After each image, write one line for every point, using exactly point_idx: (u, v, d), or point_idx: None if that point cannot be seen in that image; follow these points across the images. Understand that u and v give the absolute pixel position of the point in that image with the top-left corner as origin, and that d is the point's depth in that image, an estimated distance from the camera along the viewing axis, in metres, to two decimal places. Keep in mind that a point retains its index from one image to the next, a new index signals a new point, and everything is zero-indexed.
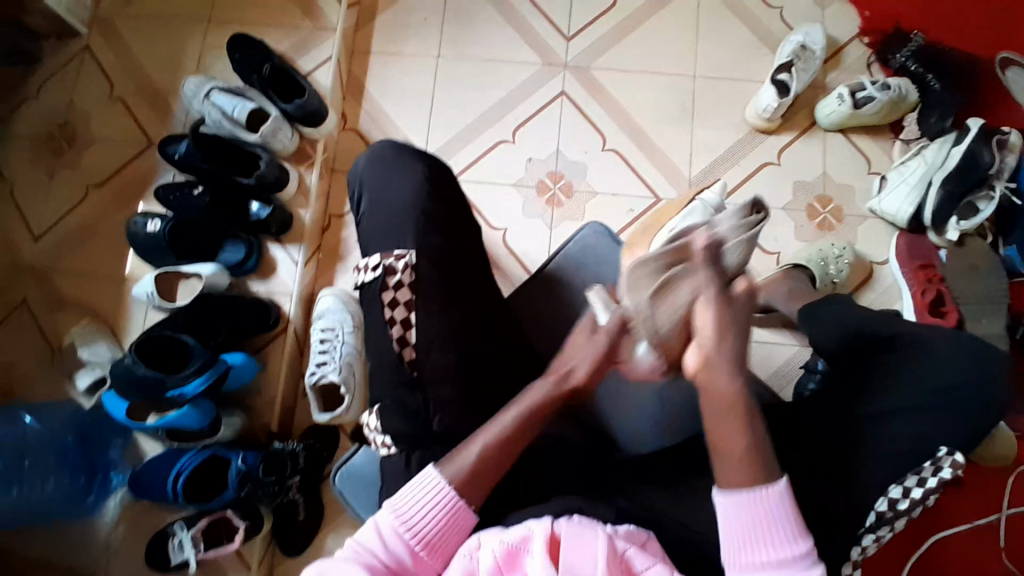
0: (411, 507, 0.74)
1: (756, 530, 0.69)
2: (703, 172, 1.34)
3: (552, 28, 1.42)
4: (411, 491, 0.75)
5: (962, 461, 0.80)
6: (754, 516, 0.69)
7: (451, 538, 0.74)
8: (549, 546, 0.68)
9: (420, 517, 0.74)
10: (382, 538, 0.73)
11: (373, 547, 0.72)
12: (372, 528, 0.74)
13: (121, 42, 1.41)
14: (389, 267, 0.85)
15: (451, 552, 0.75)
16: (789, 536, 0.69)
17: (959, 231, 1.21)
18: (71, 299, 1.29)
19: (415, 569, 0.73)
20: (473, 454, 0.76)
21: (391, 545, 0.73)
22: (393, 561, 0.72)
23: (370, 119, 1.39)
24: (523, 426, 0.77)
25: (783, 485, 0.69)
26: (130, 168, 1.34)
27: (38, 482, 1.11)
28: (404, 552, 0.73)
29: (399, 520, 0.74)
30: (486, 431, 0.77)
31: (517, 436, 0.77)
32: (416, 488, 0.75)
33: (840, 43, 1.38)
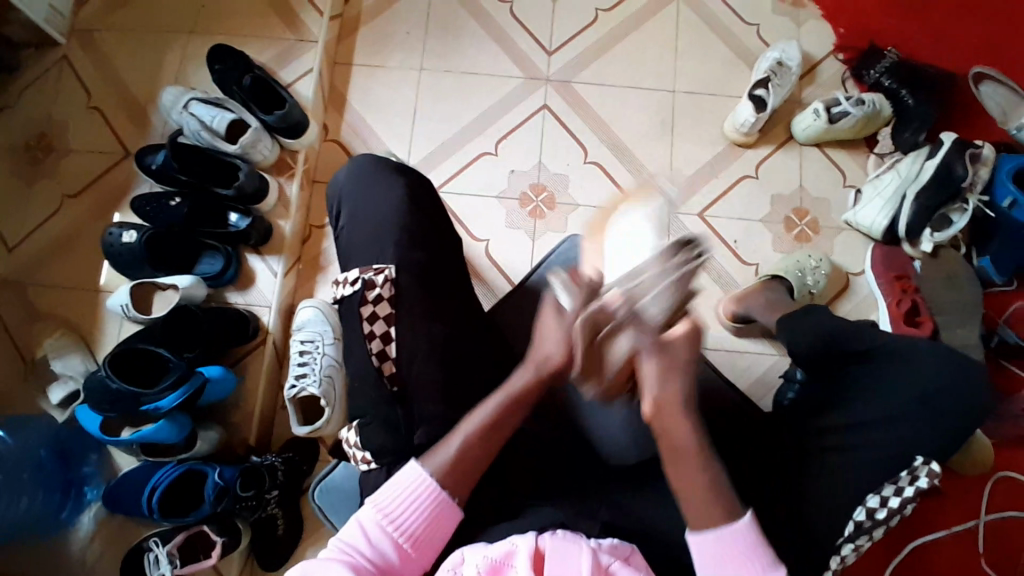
0: (395, 502, 0.73)
1: (732, 563, 0.69)
2: (683, 185, 1.36)
3: (534, 42, 1.43)
4: (394, 485, 0.74)
5: (938, 470, 0.81)
6: (729, 553, 0.69)
7: (436, 531, 0.74)
8: (533, 561, 0.68)
9: (405, 510, 0.73)
10: (367, 534, 0.72)
11: (357, 544, 0.72)
12: (356, 526, 0.73)
13: (99, 52, 1.40)
14: (368, 282, 0.84)
15: (436, 546, 0.74)
16: (765, 564, 0.69)
17: (933, 242, 1.24)
18: (45, 311, 1.26)
19: (401, 565, 0.72)
20: (451, 451, 0.75)
21: (377, 542, 0.72)
22: (378, 557, 0.71)
23: (352, 130, 1.39)
24: (501, 421, 0.76)
25: (749, 517, 0.70)
26: (107, 178, 1.33)
27: (14, 499, 1.08)
28: (390, 548, 0.72)
29: (383, 515, 0.73)
30: (465, 427, 0.76)
31: (496, 430, 0.76)
32: (399, 481, 0.74)
33: (815, 59, 1.41)
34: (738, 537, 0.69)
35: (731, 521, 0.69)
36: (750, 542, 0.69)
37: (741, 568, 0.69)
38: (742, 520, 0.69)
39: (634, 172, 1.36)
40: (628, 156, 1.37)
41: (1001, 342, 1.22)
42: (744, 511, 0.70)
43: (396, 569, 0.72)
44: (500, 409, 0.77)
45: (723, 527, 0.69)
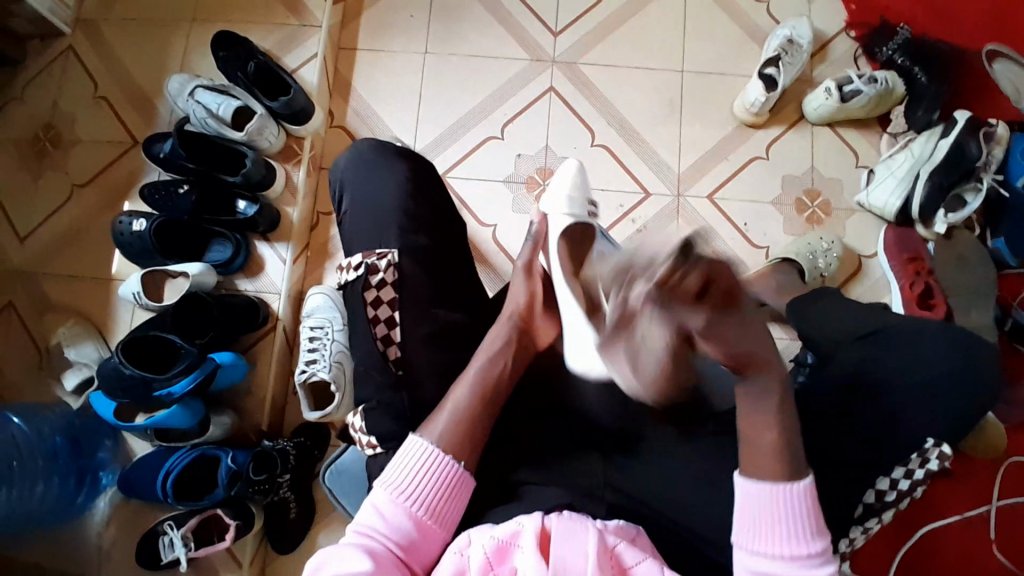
0: (406, 479, 0.74)
1: (779, 523, 0.70)
2: (692, 167, 1.34)
3: (539, 23, 1.41)
4: (404, 461, 0.75)
5: (948, 453, 0.83)
6: (778, 514, 0.70)
7: (451, 502, 0.74)
8: (539, 540, 0.68)
9: (417, 484, 0.73)
10: (383, 514, 0.72)
11: (374, 524, 0.72)
12: (371, 508, 0.73)
13: (105, 41, 1.40)
14: (372, 267, 0.85)
15: (455, 515, 0.74)
16: (810, 531, 0.70)
17: (947, 223, 1.22)
18: (58, 301, 1.28)
19: (423, 539, 0.72)
20: (446, 415, 0.77)
21: (394, 519, 0.72)
22: (398, 534, 0.71)
23: (357, 116, 1.39)
24: (495, 381, 0.80)
25: (808, 483, 0.71)
26: (114, 167, 1.33)
27: (28, 486, 1.10)
28: (407, 522, 0.72)
29: (396, 492, 0.73)
30: (456, 390, 0.78)
31: (489, 387, 0.79)
32: (408, 456, 0.75)
33: (827, 37, 1.38)
34: (790, 498, 0.70)
35: (790, 483, 0.70)
36: (805, 503, 0.70)
37: (785, 529, 0.70)
38: (800, 483, 0.70)
39: (641, 155, 1.35)
40: (635, 139, 1.36)
41: (1015, 324, 1.20)
42: (806, 476, 0.70)
43: (416, 544, 0.72)
44: (487, 367, 0.81)
45: (773, 484, 0.70)
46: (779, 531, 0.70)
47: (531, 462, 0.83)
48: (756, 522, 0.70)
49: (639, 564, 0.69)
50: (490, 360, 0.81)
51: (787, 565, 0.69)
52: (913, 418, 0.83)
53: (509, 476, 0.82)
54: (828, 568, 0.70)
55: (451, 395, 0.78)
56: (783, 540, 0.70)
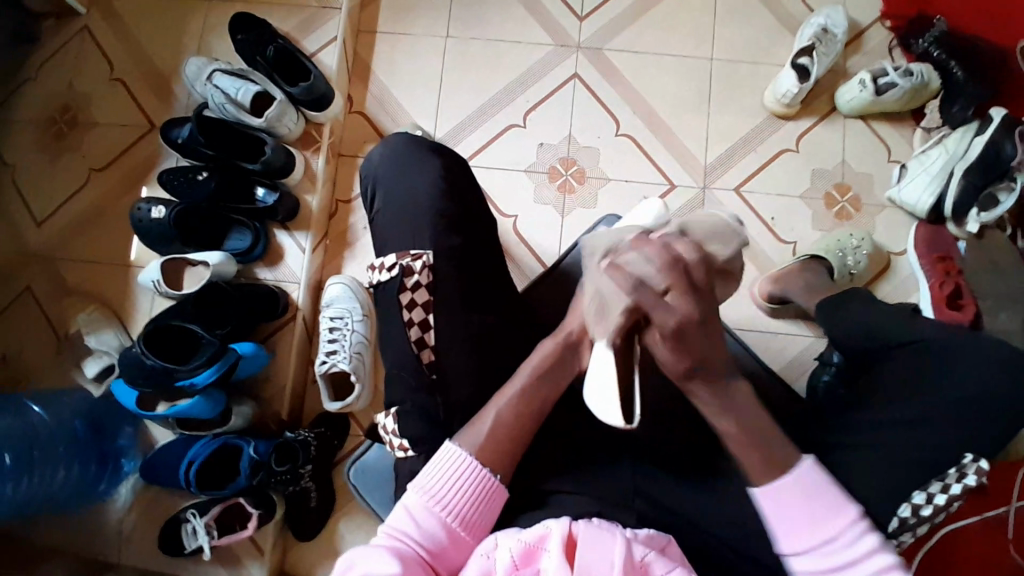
0: (441, 486, 0.73)
1: (797, 511, 0.70)
2: (719, 160, 1.31)
3: (564, 7, 1.37)
4: (439, 467, 0.75)
5: (987, 468, 0.79)
6: (793, 503, 0.70)
7: (484, 514, 0.74)
8: (566, 546, 0.67)
9: (451, 491, 0.73)
10: (415, 519, 0.72)
11: (406, 528, 0.71)
12: (404, 511, 0.72)
13: (120, 21, 1.37)
14: (407, 267, 0.83)
15: (485, 528, 0.74)
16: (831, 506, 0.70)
17: (979, 222, 1.19)
18: (78, 286, 1.28)
19: (453, 549, 0.71)
20: (488, 425, 0.76)
21: (426, 524, 0.71)
22: (429, 540, 0.70)
23: (378, 102, 1.36)
24: (534, 390, 0.79)
25: (810, 460, 0.72)
26: (132, 152, 1.32)
27: (50, 472, 1.09)
28: (439, 530, 0.71)
29: (429, 497, 0.73)
30: (496, 400, 0.78)
31: (529, 404, 0.78)
32: (444, 463, 0.75)
33: (861, 26, 1.34)
34: (795, 484, 0.70)
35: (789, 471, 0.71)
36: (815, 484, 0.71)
37: (806, 515, 0.70)
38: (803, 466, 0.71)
39: (668, 145, 1.32)
40: (661, 129, 1.32)
41: None
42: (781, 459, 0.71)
43: (446, 552, 0.71)
44: (528, 383, 0.79)
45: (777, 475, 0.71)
46: (805, 519, 0.70)
47: (559, 467, 0.82)
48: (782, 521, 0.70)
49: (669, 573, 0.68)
50: (533, 377, 0.79)
51: (824, 551, 0.69)
52: (950, 433, 0.81)
53: (537, 481, 0.82)
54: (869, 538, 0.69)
55: (496, 398, 0.78)
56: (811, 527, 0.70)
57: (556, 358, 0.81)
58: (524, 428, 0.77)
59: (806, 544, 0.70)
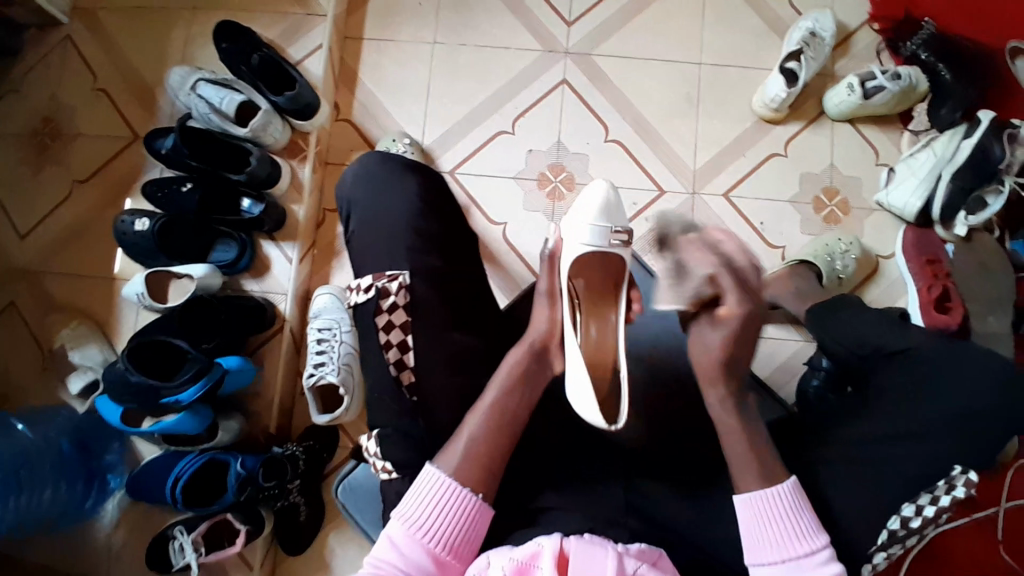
0: (425, 514, 0.72)
1: (773, 525, 0.73)
2: (708, 165, 1.31)
3: (552, 12, 1.36)
4: (419, 493, 0.74)
5: (976, 480, 0.80)
6: (769, 515, 0.74)
7: (469, 539, 0.73)
8: (559, 562, 0.67)
9: (433, 518, 0.72)
10: (399, 548, 0.72)
11: (390, 559, 0.71)
12: (387, 542, 0.72)
13: (103, 30, 1.34)
14: (383, 289, 0.82)
15: (472, 550, 0.74)
16: (805, 527, 0.73)
17: (967, 226, 1.19)
18: (61, 300, 1.26)
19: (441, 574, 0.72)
20: (463, 445, 0.74)
21: (411, 554, 0.71)
22: (414, 569, 0.71)
23: (364, 109, 1.34)
24: (507, 402, 0.76)
25: (794, 481, 0.75)
26: (115, 163, 1.29)
27: (37, 491, 1.09)
28: (425, 558, 0.71)
29: (411, 526, 0.72)
30: (470, 420, 0.76)
31: (502, 418, 0.76)
32: (422, 489, 0.74)
33: (849, 29, 1.33)
34: (777, 498, 0.74)
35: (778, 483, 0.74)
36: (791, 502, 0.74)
37: (776, 530, 0.73)
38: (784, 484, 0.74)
39: (657, 151, 1.31)
40: (651, 135, 1.32)
41: None
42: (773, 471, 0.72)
43: None
44: (502, 395, 0.77)
45: (758, 491, 0.74)
46: (776, 535, 0.73)
47: (548, 481, 0.82)
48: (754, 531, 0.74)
49: None
50: (504, 390, 0.77)
51: (790, 570, 0.72)
52: (938, 443, 0.81)
53: (526, 497, 0.81)
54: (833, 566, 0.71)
55: (472, 414, 0.76)
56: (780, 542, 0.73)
57: (527, 365, 0.79)
58: (501, 447, 0.75)
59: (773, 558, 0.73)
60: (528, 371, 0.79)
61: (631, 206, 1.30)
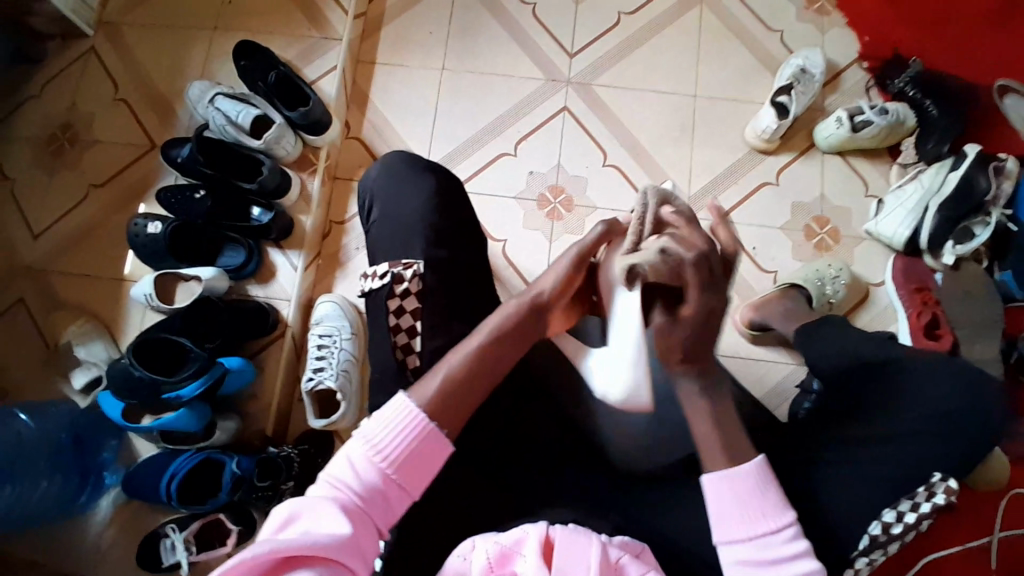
0: (385, 435, 0.68)
1: (746, 502, 0.67)
2: (702, 190, 1.35)
3: (555, 44, 1.44)
4: (386, 415, 0.69)
5: (956, 487, 0.81)
6: (735, 494, 0.68)
7: (427, 463, 0.69)
8: (543, 549, 0.68)
9: (395, 440, 0.68)
10: (357, 470, 0.67)
11: (347, 479, 0.66)
12: (347, 462, 0.67)
13: (126, 45, 1.42)
14: (397, 275, 0.86)
15: (428, 477, 0.69)
16: (770, 505, 0.68)
17: (955, 254, 1.23)
18: (69, 300, 1.29)
19: (394, 497, 0.67)
20: (437, 380, 0.71)
21: (367, 476, 0.67)
22: (369, 492, 0.66)
23: (373, 129, 1.40)
24: (495, 350, 0.74)
25: (760, 460, 0.69)
26: (132, 170, 1.35)
27: (32, 482, 1.10)
28: (382, 481, 0.67)
29: (373, 447, 0.67)
30: (450, 357, 0.73)
31: (488, 363, 0.73)
32: (388, 412, 0.69)
33: (839, 67, 1.40)
34: (747, 475, 0.68)
35: (745, 462, 0.69)
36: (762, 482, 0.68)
37: (743, 510, 0.67)
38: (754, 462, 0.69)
39: (652, 175, 1.36)
40: (646, 159, 1.37)
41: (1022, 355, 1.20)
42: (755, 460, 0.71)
43: (387, 503, 0.67)
44: (488, 343, 0.73)
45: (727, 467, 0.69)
46: (747, 515, 0.67)
47: (535, 477, 0.83)
48: (724, 508, 0.68)
49: None
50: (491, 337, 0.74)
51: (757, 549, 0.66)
52: (916, 451, 0.84)
53: (515, 492, 0.82)
54: (799, 543, 0.67)
55: (451, 353, 0.73)
56: (745, 520, 0.67)
57: (518, 324, 0.75)
58: (474, 388, 0.72)
59: (738, 534, 0.67)
60: (523, 330, 0.75)
61: None
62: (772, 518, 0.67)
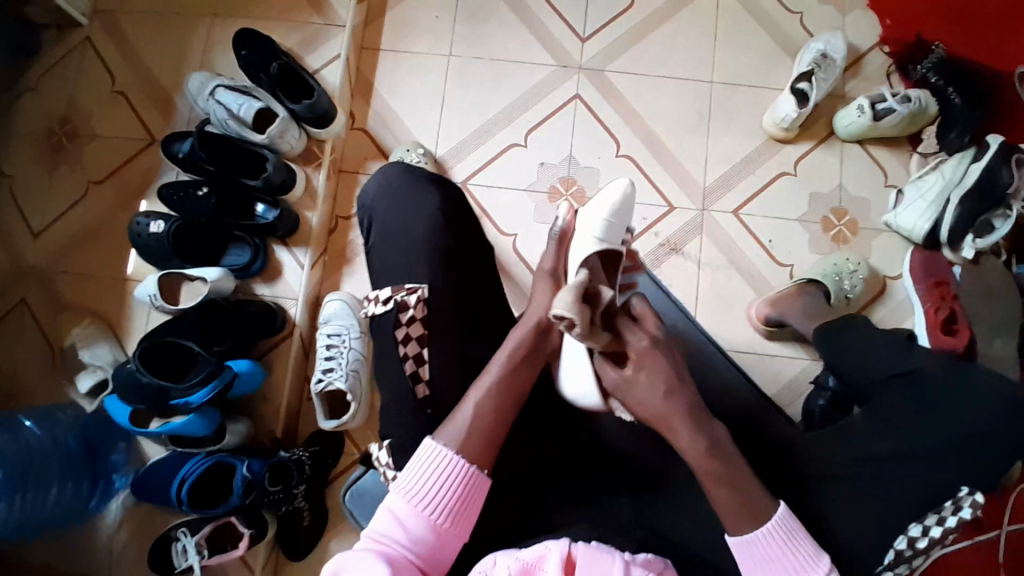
0: (424, 486, 0.71)
1: (769, 566, 0.70)
2: (718, 182, 1.32)
3: (566, 27, 1.38)
4: (420, 465, 0.72)
5: (982, 501, 0.81)
6: (771, 553, 0.71)
7: (469, 507, 0.72)
8: (565, 566, 0.67)
9: (434, 488, 0.71)
10: (401, 521, 0.70)
11: (393, 533, 0.69)
12: (389, 515, 0.70)
13: (123, 34, 1.37)
14: (402, 302, 0.84)
15: (470, 521, 0.72)
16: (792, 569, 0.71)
17: (975, 248, 1.20)
18: (73, 302, 1.27)
19: (440, 544, 0.70)
20: (468, 415, 0.73)
21: (412, 527, 0.69)
22: (415, 541, 0.69)
23: (378, 119, 1.36)
24: (517, 372, 0.77)
25: (783, 511, 0.72)
26: (131, 165, 1.31)
27: (43, 491, 1.09)
28: (426, 530, 0.69)
29: (413, 498, 0.71)
30: (478, 385, 0.75)
31: (513, 379, 0.76)
32: (424, 461, 0.72)
33: (861, 51, 1.35)
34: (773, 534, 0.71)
35: (763, 524, 0.71)
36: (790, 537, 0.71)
37: (787, 565, 0.71)
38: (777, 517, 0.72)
39: (667, 166, 1.33)
40: (661, 150, 1.33)
41: None
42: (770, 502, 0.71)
43: (433, 548, 0.69)
44: (509, 366, 0.77)
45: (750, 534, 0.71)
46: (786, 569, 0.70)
47: (558, 492, 0.82)
48: (752, 573, 0.71)
49: None
50: (510, 364, 0.77)
51: None
52: (941, 464, 0.83)
53: (538, 511, 0.81)
54: None
55: (475, 385, 0.76)
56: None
57: (530, 346, 0.79)
58: (512, 399, 0.76)
59: None
60: (533, 351, 0.79)
61: (640, 221, 1.31)
62: (812, 566, 0.71)
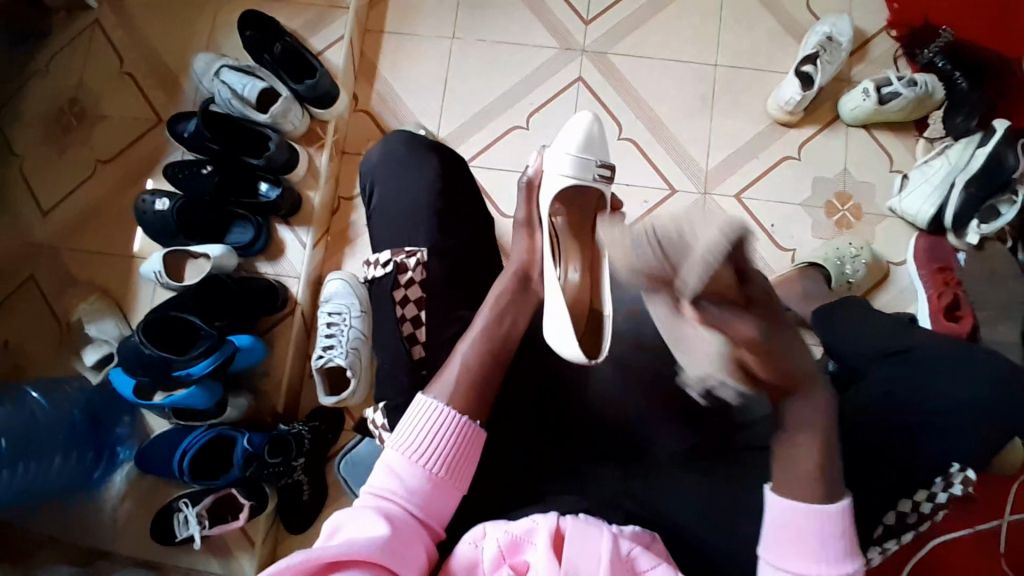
0: (417, 440, 0.72)
1: (811, 538, 0.68)
2: (720, 165, 1.31)
3: (570, 10, 1.38)
4: (414, 421, 0.73)
5: (973, 478, 0.81)
6: (813, 529, 0.68)
7: (463, 462, 0.72)
8: (553, 540, 0.67)
9: (428, 444, 0.72)
10: (397, 475, 0.71)
11: (389, 486, 0.70)
12: (385, 470, 0.71)
13: (132, 16, 1.39)
14: (400, 264, 0.86)
15: (466, 474, 0.72)
16: (836, 555, 0.68)
17: (980, 234, 1.18)
18: (80, 278, 1.29)
19: (436, 498, 0.70)
20: (454, 371, 0.76)
21: (407, 481, 0.70)
22: (410, 495, 0.70)
23: (382, 101, 1.37)
24: (503, 325, 0.80)
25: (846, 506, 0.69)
26: (138, 146, 1.33)
27: (47, 458, 1.12)
28: (421, 483, 0.70)
29: (408, 452, 0.71)
30: (461, 345, 0.78)
31: (499, 330, 0.80)
32: (416, 418, 0.73)
33: (867, 35, 1.33)
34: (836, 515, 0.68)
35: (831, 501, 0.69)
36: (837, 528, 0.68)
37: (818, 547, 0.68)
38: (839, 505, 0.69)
39: (669, 149, 1.32)
40: (663, 133, 1.33)
41: None
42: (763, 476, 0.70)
43: (430, 501, 0.70)
44: (492, 321, 0.80)
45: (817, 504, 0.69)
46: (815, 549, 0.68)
47: (548, 463, 0.83)
48: (784, 540, 0.69)
49: (653, 568, 0.67)
50: (495, 315, 0.81)
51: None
52: (938, 442, 0.82)
53: (528, 482, 0.81)
54: None
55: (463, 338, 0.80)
56: (807, 560, 0.67)
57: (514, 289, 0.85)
58: (499, 358, 0.78)
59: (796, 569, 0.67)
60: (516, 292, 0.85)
61: (641, 204, 1.30)
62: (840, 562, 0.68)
